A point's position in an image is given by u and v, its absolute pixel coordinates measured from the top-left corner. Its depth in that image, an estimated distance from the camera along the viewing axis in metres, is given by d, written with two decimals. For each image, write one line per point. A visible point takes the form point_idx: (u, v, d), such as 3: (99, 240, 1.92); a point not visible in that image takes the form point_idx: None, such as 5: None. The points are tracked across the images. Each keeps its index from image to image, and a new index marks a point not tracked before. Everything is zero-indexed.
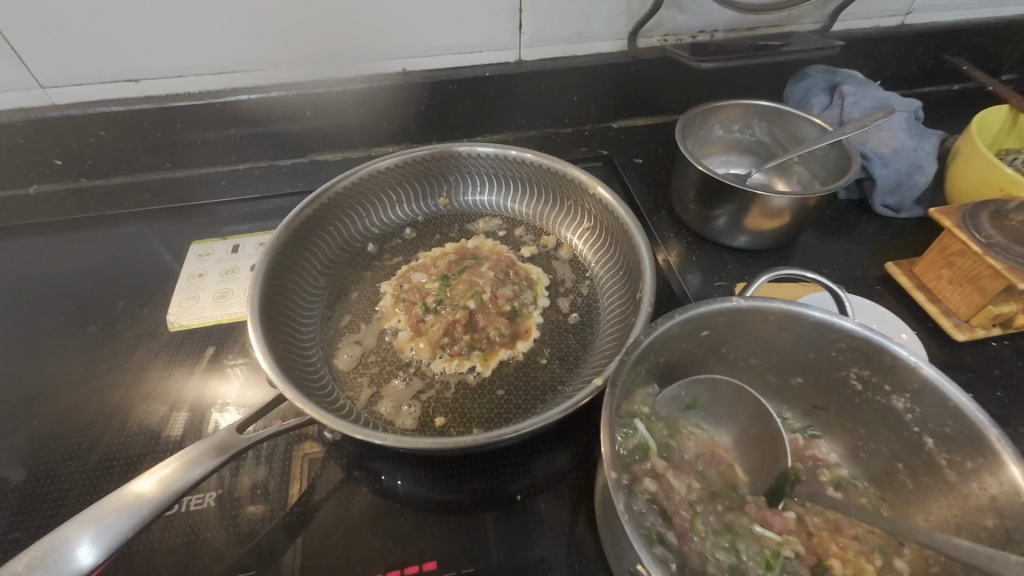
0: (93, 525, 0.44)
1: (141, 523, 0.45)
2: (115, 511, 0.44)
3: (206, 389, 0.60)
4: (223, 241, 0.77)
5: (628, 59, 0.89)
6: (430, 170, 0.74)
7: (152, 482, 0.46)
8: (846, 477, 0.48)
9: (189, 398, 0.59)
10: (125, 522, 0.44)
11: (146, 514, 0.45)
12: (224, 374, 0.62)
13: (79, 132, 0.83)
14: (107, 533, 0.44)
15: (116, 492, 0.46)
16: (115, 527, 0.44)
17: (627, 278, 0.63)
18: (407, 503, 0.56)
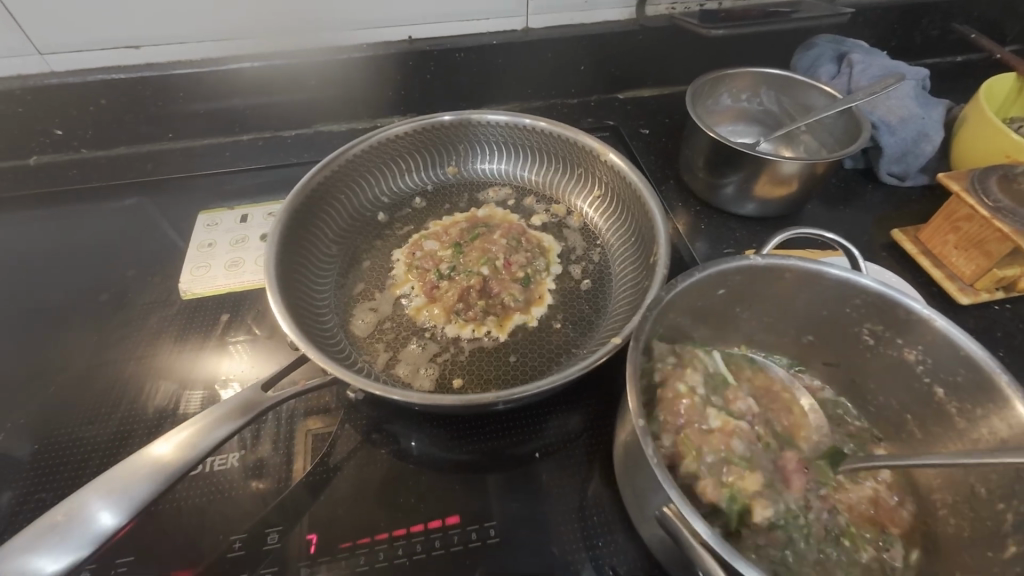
0: (116, 486, 0.43)
1: (162, 488, 0.43)
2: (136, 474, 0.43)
3: (210, 366, 0.60)
4: (231, 210, 0.76)
5: (636, 27, 0.88)
6: (440, 138, 0.73)
7: (170, 447, 0.45)
8: (857, 430, 0.49)
9: (193, 376, 0.59)
10: (144, 488, 0.43)
11: (168, 477, 0.44)
12: (226, 352, 0.61)
13: (79, 100, 0.81)
14: (128, 497, 0.42)
15: (133, 456, 0.45)
16: (137, 491, 0.43)
17: (639, 243, 0.63)
18: (426, 463, 0.57)
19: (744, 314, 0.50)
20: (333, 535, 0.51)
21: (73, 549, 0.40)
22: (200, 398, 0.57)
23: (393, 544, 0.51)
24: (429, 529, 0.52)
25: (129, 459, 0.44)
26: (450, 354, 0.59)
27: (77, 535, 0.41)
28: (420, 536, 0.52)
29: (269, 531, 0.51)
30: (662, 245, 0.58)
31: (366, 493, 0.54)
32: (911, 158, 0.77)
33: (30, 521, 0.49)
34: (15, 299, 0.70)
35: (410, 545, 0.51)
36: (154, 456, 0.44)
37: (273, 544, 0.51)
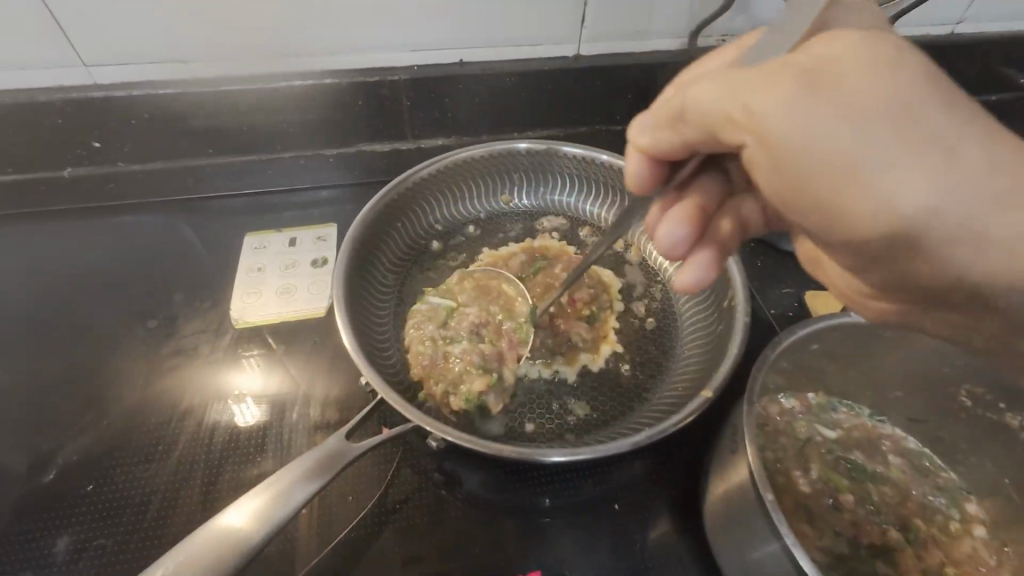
0: (188, 563, 0.39)
1: (236, 562, 0.40)
2: (211, 550, 0.39)
3: (225, 381, 0.59)
4: (279, 233, 0.74)
5: (686, 59, 0.88)
6: (498, 167, 0.71)
7: (244, 516, 0.41)
8: (949, 488, 0.48)
9: (216, 394, 0.58)
10: (216, 566, 0.39)
11: (246, 550, 0.40)
12: (240, 366, 0.60)
13: (121, 113, 0.78)
14: (203, 574, 0.38)
15: (199, 526, 0.41)
16: (214, 566, 0.39)
17: (708, 286, 0.62)
18: (496, 508, 0.55)
19: (830, 366, 0.49)
20: None
21: None
22: (235, 409, 0.57)
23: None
24: None
25: (196, 533, 0.40)
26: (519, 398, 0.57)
27: None
28: None
29: None
30: (740, 293, 0.56)
31: (438, 540, 0.52)
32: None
33: (89, 571, 0.46)
34: (56, 321, 0.67)
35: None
36: (224, 528, 0.40)
37: None
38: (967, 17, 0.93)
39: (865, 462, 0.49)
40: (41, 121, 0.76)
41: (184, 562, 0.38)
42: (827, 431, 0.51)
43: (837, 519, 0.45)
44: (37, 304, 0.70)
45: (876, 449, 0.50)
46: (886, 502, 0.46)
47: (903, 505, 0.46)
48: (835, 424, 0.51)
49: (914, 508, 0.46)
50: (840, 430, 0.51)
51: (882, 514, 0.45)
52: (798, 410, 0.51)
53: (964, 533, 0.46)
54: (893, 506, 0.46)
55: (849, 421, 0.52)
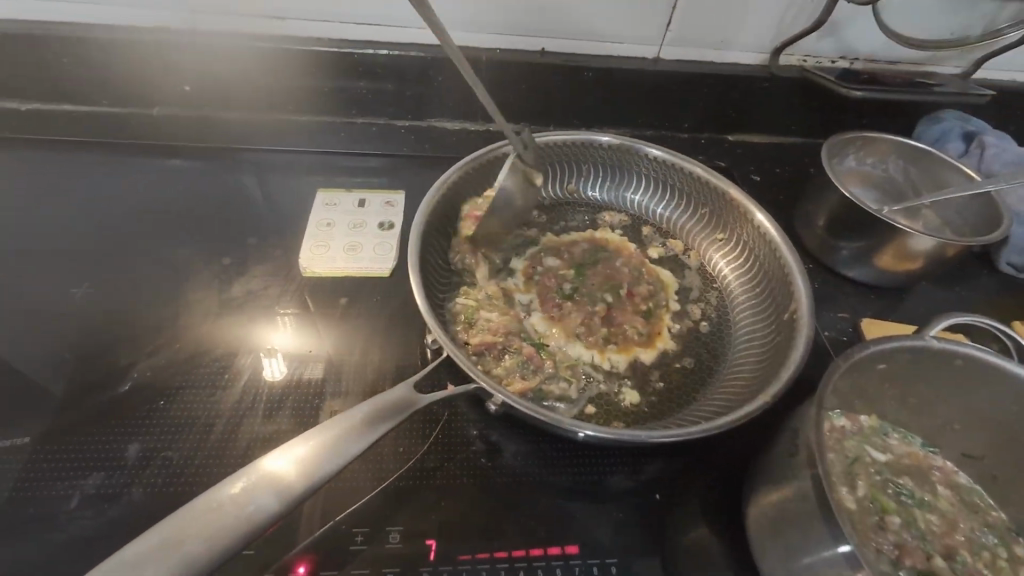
0: (237, 501, 0.40)
1: (284, 505, 0.41)
2: (258, 491, 0.41)
3: (259, 336, 0.60)
4: (350, 193, 0.77)
5: (765, 75, 0.88)
6: (569, 156, 0.73)
7: (290, 462, 0.43)
8: (999, 527, 0.48)
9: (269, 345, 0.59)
10: (267, 504, 0.41)
11: (288, 495, 0.42)
12: (274, 323, 0.62)
13: (214, 60, 0.81)
14: (252, 510, 0.40)
15: (244, 467, 0.43)
16: (260, 506, 0.41)
17: (767, 298, 0.63)
18: (541, 487, 0.55)
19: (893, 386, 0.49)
20: (454, 545, 0.50)
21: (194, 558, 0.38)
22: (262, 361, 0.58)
23: (515, 565, 0.50)
24: (547, 555, 0.51)
25: (244, 473, 0.42)
26: (573, 379, 0.58)
27: (229, 526, 0.39)
28: (539, 561, 0.50)
29: (390, 529, 0.50)
30: (803, 307, 0.57)
31: (479, 503, 0.53)
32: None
33: (160, 477, 0.49)
34: (135, 248, 0.71)
35: (531, 569, 0.50)
36: (273, 471, 0.42)
37: (394, 542, 0.50)
38: None
39: (913, 488, 0.49)
40: (141, 57, 0.80)
41: (243, 490, 0.41)
42: (878, 454, 0.50)
43: (882, 539, 0.45)
44: (118, 229, 0.73)
45: (926, 477, 0.50)
46: (933, 530, 0.46)
47: (950, 535, 0.46)
48: (888, 449, 0.51)
49: (961, 540, 0.46)
50: (892, 455, 0.51)
51: (929, 541, 0.45)
52: (851, 429, 0.51)
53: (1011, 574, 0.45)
54: (941, 536, 0.46)
55: (902, 447, 0.51)
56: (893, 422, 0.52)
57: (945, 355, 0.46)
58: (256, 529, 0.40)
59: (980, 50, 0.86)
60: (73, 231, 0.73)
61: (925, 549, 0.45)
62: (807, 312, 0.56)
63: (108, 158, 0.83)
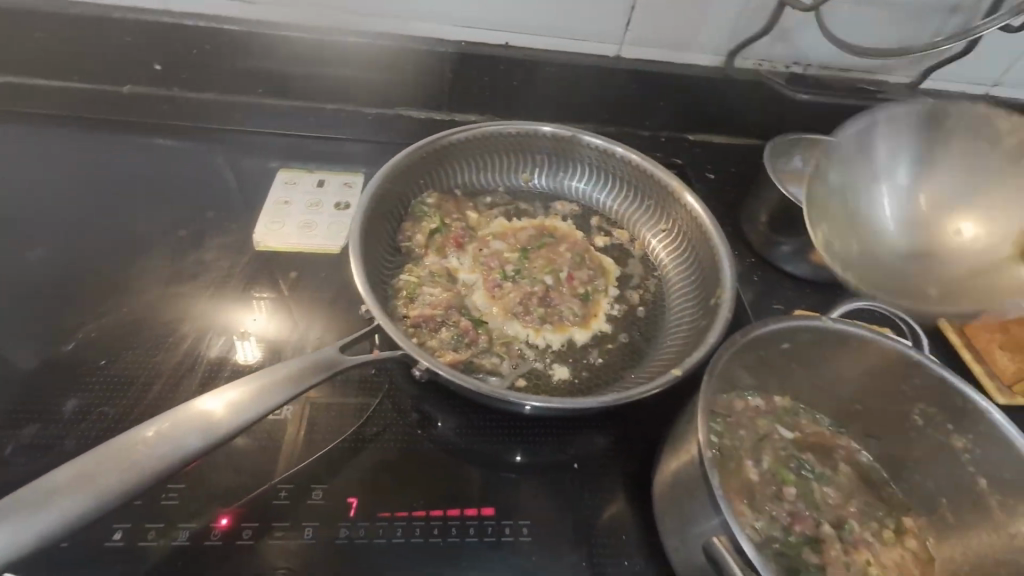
0: (163, 438, 0.43)
1: (211, 444, 0.44)
2: (187, 428, 0.44)
3: (215, 313, 0.62)
4: (310, 174, 0.79)
5: (721, 77, 0.91)
6: (522, 146, 0.75)
7: (222, 404, 0.45)
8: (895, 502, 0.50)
9: (216, 315, 0.62)
10: (193, 443, 0.43)
11: (215, 434, 0.44)
12: (221, 293, 0.64)
13: (185, 42, 0.83)
14: (176, 447, 0.43)
15: (179, 406, 0.45)
16: (187, 442, 0.43)
17: (699, 284, 0.66)
18: (466, 455, 0.57)
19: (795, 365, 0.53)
20: (375, 503, 0.52)
21: (114, 487, 0.40)
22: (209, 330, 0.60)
23: (430, 523, 0.52)
24: (463, 516, 0.53)
25: (177, 411, 0.45)
26: (507, 354, 0.60)
27: (148, 461, 0.42)
28: (456, 521, 0.52)
29: (314, 486, 0.52)
30: (727, 293, 0.60)
31: (406, 465, 0.55)
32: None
33: (91, 431, 0.51)
34: (95, 219, 0.73)
35: (446, 527, 0.52)
36: (205, 411, 0.45)
37: (317, 499, 0.51)
38: (1005, 80, 0.94)
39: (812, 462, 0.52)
40: (111, 35, 0.82)
41: (175, 425, 0.44)
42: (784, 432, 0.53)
43: (777, 507, 0.47)
44: (81, 201, 0.75)
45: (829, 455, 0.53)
46: (827, 502, 0.49)
47: (843, 507, 0.49)
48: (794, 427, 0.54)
49: (853, 512, 0.49)
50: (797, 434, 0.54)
51: (822, 512, 0.48)
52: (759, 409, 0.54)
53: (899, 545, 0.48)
54: (835, 508, 0.49)
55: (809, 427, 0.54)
56: (801, 401, 0.55)
57: (844, 334, 0.48)
58: (179, 465, 0.43)
59: (927, 61, 0.90)
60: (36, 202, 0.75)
61: (818, 518, 0.47)
62: (729, 297, 0.59)
63: (77, 134, 0.84)
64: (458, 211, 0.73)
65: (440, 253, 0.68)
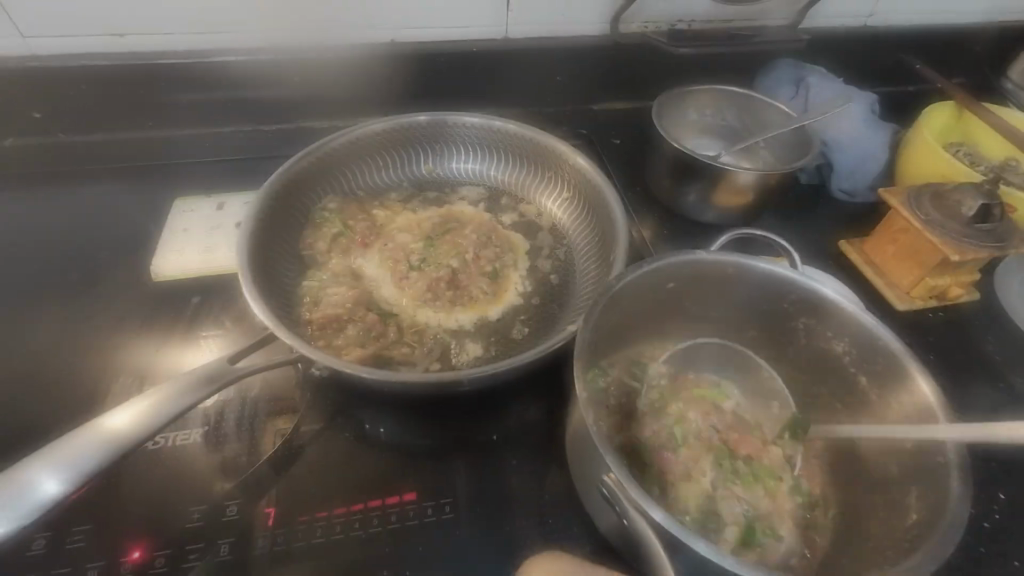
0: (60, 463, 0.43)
1: (112, 460, 0.44)
2: (89, 445, 0.43)
3: (111, 347, 0.61)
4: (208, 199, 0.78)
5: (610, 43, 0.93)
6: (414, 138, 0.75)
7: (127, 417, 0.45)
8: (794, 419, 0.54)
9: (121, 352, 0.60)
10: (92, 460, 0.43)
11: (117, 449, 0.44)
12: (123, 330, 0.63)
13: (57, 85, 0.81)
14: (75, 468, 0.43)
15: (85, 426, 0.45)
16: (86, 461, 0.43)
17: (601, 243, 0.67)
18: (386, 447, 0.56)
19: (684, 297, 0.55)
20: (292, 508, 0.51)
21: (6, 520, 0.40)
22: (112, 368, 0.59)
23: (358, 518, 0.51)
24: (385, 505, 0.52)
25: (80, 432, 0.44)
26: (419, 340, 0.60)
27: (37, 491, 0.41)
28: (377, 510, 0.52)
29: (227, 502, 0.50)
30: (621, 246, 0.61)
31: (328, 465, 0.54)
32: (860, 178, 0.82)
33: None
34: None
35: (374, 520, 0.51)
36: (110, 427, 0.45)
37: (231, 515, 0.50)
38: (877, 9, 0.98)
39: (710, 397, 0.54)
40: None
41: (79, 442, 0.44)
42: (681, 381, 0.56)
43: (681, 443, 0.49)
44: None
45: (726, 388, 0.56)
46: None
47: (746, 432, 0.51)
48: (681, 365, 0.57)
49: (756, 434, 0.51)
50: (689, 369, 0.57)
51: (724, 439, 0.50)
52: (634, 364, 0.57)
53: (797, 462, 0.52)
54: None
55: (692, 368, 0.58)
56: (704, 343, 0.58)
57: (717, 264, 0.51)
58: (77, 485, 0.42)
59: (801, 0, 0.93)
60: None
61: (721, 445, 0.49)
62: (622, 249, 0.60)
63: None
64: (360, 210, 0.72)
65: (344, 254, 0.67)
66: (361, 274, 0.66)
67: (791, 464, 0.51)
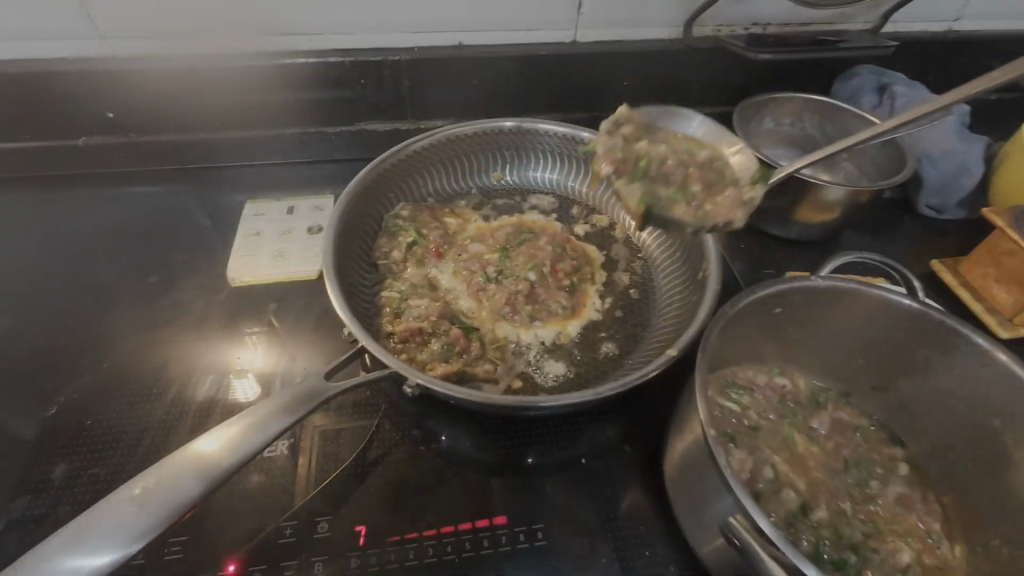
0: (160, 488, 0.42)
1: (210, 484, 0.43)
2: (185, 471, 0.43)
3: (192, 354, 0.61)
4: (279, 202, 0.78)
5: (682, 48, 0.90)
6: (487, 145, 0.74)
7: (219, 443, 0.45)
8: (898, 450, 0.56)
9: (202, 360, 0.60)
10: (190, 485, 0.43)
11: (214, 474, 0.43)
12: (204, 337, 0.62)
13: (127, 86, 0.80)
14: (173, 495, 0.42)
15: (179, 449, 0.45)
16: (184, 486, 0.42)
17: (686, 259, 0.64)
18: (470, 466, 0.55)
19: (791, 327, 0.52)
20: (382, 528, 0.50)
21: (119, 543, 0.40)
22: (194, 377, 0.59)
23: (457, 539, 0.50)
24: (475, 528, 0.51)
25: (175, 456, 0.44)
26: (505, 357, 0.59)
27: (137, 517, 0.41)
28: (468, 534, 0.50)
29: (318, 519, 0.50)
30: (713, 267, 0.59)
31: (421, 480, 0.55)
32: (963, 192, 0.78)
33: (83, 494, 0.51)
34: (60, 283, 0.70)
35: (474, 542, 0.50)
36: (204, 451, 0.44)
37: (322, 533, 0.49)
38: (965, 13, 0.92)
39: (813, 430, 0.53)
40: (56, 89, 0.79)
41: (176, 467, 0.43)
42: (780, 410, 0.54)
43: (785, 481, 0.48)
44: (40, 266, 0.72)
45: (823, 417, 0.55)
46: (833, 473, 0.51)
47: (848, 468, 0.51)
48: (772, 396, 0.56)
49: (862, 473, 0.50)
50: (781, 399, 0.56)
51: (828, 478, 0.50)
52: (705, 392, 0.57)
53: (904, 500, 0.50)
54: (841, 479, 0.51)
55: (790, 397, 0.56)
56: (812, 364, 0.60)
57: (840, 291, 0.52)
58: (183, 508, 0.42)
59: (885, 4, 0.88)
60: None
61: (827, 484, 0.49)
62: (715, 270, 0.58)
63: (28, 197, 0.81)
64: (433, 219, 0.71)
65: (419, 263, 0.66)
66: (438, 284, 0.65)
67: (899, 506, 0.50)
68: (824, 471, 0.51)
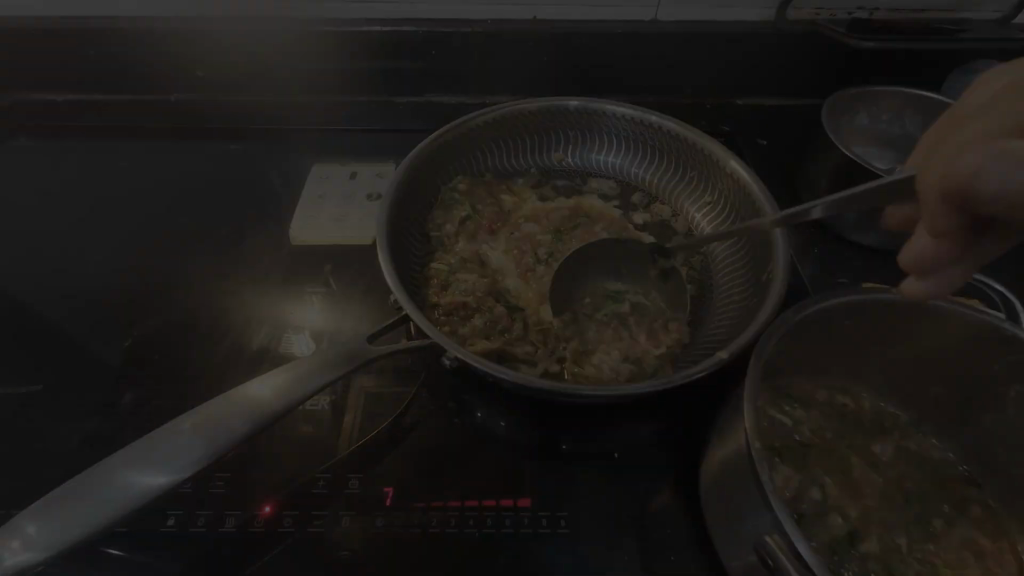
0: (209, 424, 0.44)
1: (256, 426, 0.45)
2: (235, 411, 0.45)
3: (252, 306, 0.64)
4: (344, 167, 0.80)
5: (772, 31, 0.83)
6: (552, 123, 0.72)
7: (269, 388, 0.47)
8: (968, 498, 0.50)
9: (262, 313, 0.63)
10: (238, 426, 0.45)
11: (261, 418, 0.45)
12: (266, 290, 0.66)
13: (215, 45, 0.84)
14: (223, 434, 0.44)
15: (233, 389, 0.47)
16: (233, 426, 0.45)
17: (749, 259, 0.60)
18: (502, 444, 0.55)
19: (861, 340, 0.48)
20: (411, 492, 0.51)
21: (171, 471, 0.42)
22: (254, 329, 0.62)
23: (482, 513, 0.50)
24: (500, 505, 0.51)
25: (228, 395, 0.46)
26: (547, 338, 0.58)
27: (187, 449, 0.43)
28: (491, 510, 0.50)
29: (350, 475, 0.52)
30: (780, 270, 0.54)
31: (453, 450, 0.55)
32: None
33: (147, 421, 0.55)
34: (141, 227, 0.75)
35: (498, 519, 0.50)
36: (253, 394, 0.46)
37: (353, 488, 0.51)
38: None
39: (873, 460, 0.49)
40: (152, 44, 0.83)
41: (228, 405, 0.45)
42: (837, 429, 0.50)
43: (827, 506, 0.45)
44: (123, 208, 0.77)
45: (886, 442, 0.51)
46: (890, 504, 0.47)
47: (906, 499, 0.47)
48: (831, 412, 0.52)
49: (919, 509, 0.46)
50: (841, 417, 0.52)
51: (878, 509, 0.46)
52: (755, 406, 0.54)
53: (962, 544, 0.46)
54: (898, 514, 0.47)
55: (849, 417, 0.52)
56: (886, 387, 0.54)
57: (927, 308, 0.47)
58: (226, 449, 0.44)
59: None
60: (81, 213, 0.77)
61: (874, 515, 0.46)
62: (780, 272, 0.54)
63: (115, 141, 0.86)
64: (490, 195, 0.70)
65: (470, 237, 0.66)
66: (489, 261, 0.65)
67: (957, 546, 0.46)
68: (878, 503, 0.47)
